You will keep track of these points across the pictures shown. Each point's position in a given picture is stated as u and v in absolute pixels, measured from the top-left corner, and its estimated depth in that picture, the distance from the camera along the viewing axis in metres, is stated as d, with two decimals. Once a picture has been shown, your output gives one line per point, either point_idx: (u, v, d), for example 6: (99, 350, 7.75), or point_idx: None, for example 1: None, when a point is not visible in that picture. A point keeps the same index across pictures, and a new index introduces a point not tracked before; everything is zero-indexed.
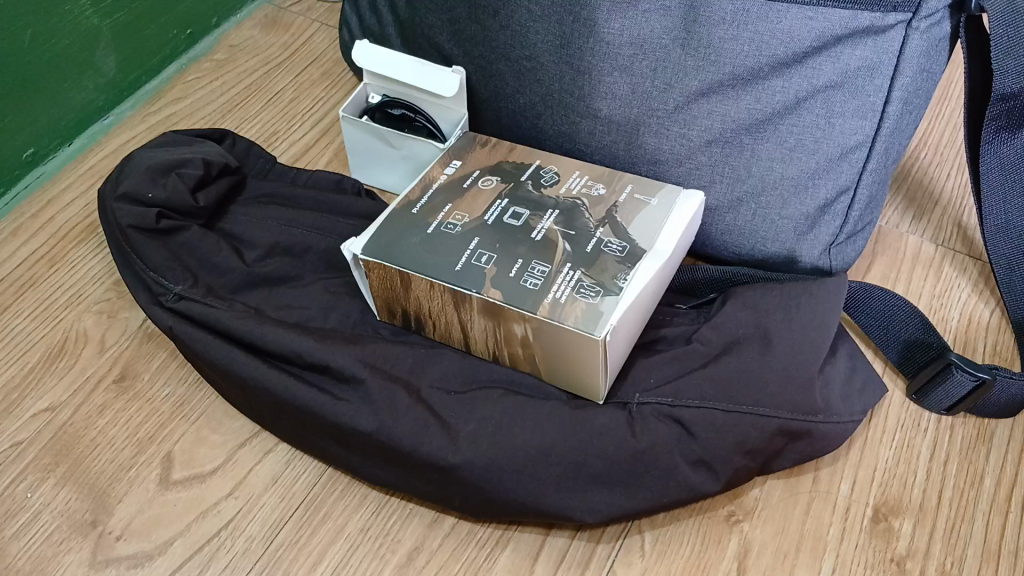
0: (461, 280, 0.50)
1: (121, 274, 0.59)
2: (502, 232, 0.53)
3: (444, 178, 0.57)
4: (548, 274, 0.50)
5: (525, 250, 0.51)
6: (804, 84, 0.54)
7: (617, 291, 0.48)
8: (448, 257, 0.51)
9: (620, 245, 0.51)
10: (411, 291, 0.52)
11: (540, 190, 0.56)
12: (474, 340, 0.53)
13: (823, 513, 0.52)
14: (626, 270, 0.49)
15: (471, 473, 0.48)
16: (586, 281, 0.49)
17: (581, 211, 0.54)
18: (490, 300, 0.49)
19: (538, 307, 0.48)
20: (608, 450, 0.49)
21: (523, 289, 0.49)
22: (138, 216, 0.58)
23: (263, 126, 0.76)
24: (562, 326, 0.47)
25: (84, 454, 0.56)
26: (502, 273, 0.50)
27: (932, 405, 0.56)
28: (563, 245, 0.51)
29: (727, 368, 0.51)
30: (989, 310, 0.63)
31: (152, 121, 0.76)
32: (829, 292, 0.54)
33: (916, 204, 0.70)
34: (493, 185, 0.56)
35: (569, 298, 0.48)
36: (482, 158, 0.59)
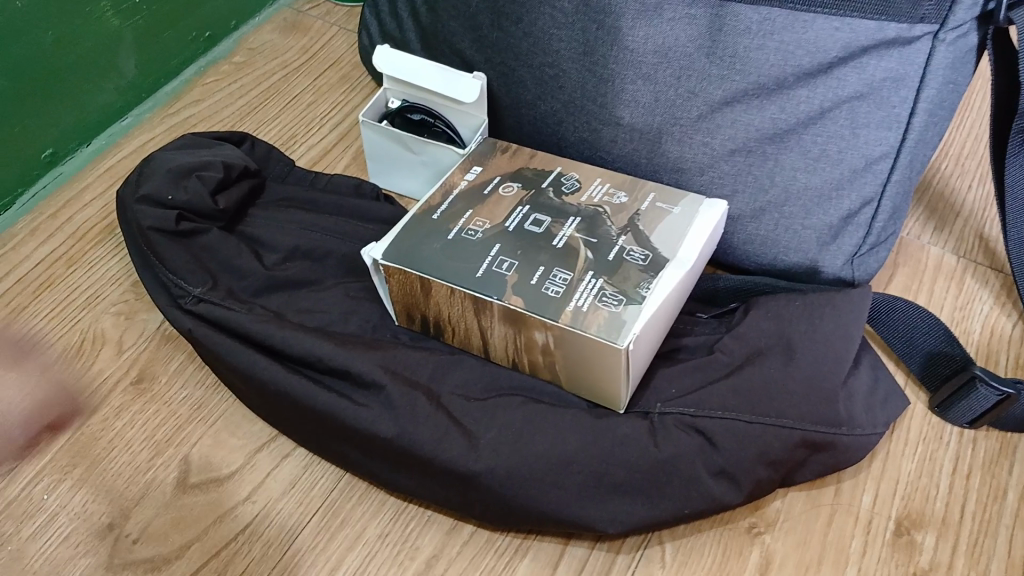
0: (482, 286, 0.50)
1: (143, 278, 0.59)
2: (524, 239, 0.52)
3: (465, 184, 0.57)
4: (570, 281, 0.49)
5: (546, 257, 0.51)
6: (828, 94, 0.53)
7: (639, 299, 0.48)
8: (469, 264, 0.51)
9: (643, 253, 0.51)
10: (431, 297, 0.52)
11: (562, 197, 0.55)
12: (493, 347, 0.53)
13: (846, 525, 0.52)
14: (650, 279, 0.49)
15: (491, 481, 0.48)
16: (608, 290, 0.49)
17: (602, 218, 0.54)
18: (511, 305, 0.49)
19: (560, 315, 0.48)
20: (629, 458, 0.48)
21: (545, 297, 0.49)
22: (158, 218, 0.58)
23: (282, 129, 0.76)
24: (584, 334, 0.47)
25: (100, 456, 0.55)
26: (523, 279, 0.50)
27: (955, 419, 0.55)
28: (585, 253, 0.51)
29: (750, 378, 0.51)
30: (1012, 323, 0.63)
31: (171, 122, 0.76)
32: (852, 303, 0.53)
33: (937, 215, 0.70)
34: (514, 192, 0.56)
35: (592, 306, 0.48)
36: (503, 163, 0.59)
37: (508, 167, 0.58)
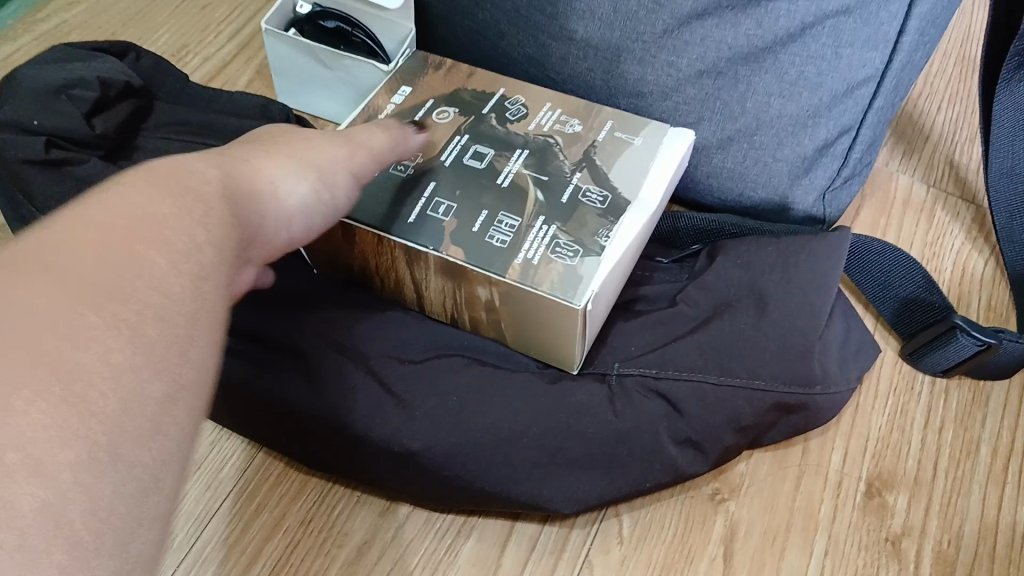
0: (414, 235, 0.42)
1: (15, 223, 0.50)
2: (463, 176, 0.45)
3: (391, 111, 0.49)
4: (518, 228, 0.42)
5: (490, 199, 0.44)
6: (812, 9, 0.46)
7: (598, 251, 0.41)
8: (399, 207, 0.43)
9: (601, 194, 0.44)
10: (355, 245, 0.45)
11: (506, 126, 0.48)
12: (429, 302, 0.46)
13: (814, 488, 0.48)
14: (610, 225, 0.42)
15: (430, 460, 0.42)
16: (562, 239, 0.42)
17: (552, 151, 0.46)
18: (449, 257, 0.42)
19: (507, 270, 0.41)
20: (586, 429, 0.43)
21: (489, 248, 0.42)
22: (22, 146, 0.48)
23: (172, 38, 0.65)
24: (535, 293, 0.40)
25: None
26: (463, 227, 0.43)
27: (927, 367, 0.51)
28: (535, 193, 0.44)
29: (717, 335, 0.45)
30: (985, 261, 0.58)
31: (38, 31, 0.65)
32: (830, 248, 0.47)
33: (905, 141, 0.65)
34: (449, 119, 0.48)
35: (544, 259, 0.41)
36: (435, 84, 0.50)
37: (440, 88, 0.50)
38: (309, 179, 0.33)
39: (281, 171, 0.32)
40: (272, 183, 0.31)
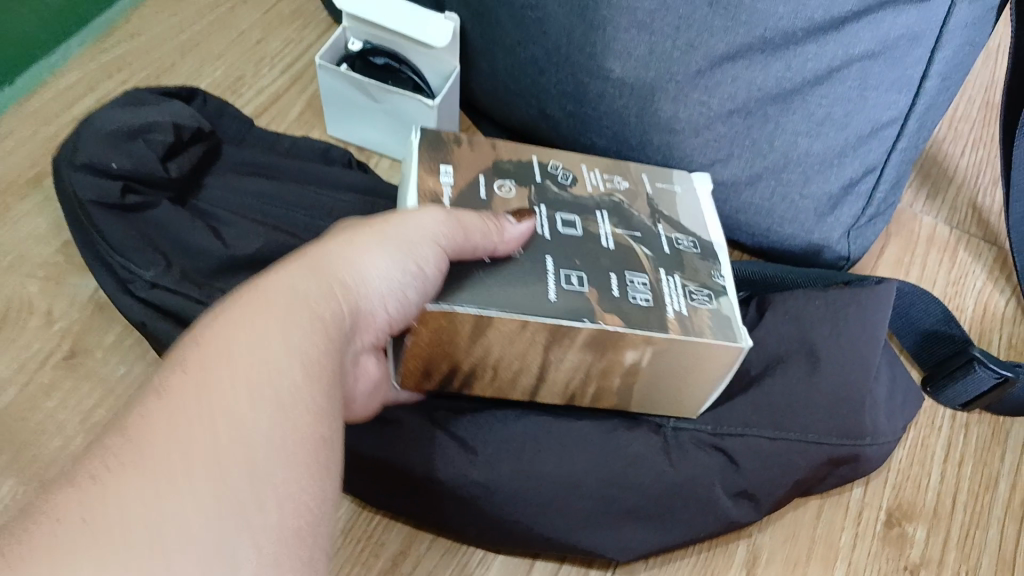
0: (563, 312, 0.39)
1: (86, 258, 0.54)
2: (570, 244, 0.43)
3: (450, 194, 0.44)
4: (650, 283, 0.42)
5: (610, 261, 0.43)
6: (839, 53, 0.48)
7: (723, 290, 0.44)
8: (529, 288, 0.40)
9: (688, 240, 0.47)
10: (477, 344, 0.40)
11: (564, 189, 0.47)
12: (546, 386, 0.44)
13: (835, 518, 0.49)
14: (715, 267, 0.45)
15: (490, 505, 0.44)
16: (690, 286, 0.43)
17: (626, 208, 0.47)
18: (620, 327, 0.40)
19: (669, 327, 0.40)
20: (641, 481, 0.44)
21: (643, 309, 0.41)
22: (101, 190, 0.52)
23: (228, 69, 0.69)
24: (701, 342, 0.41)
25: (28, 441, 0.50)
26: (605, 293, 0.41)
27: (948, 401, 0.53)
28: (640, 249, 0.44)
29: (776, 392, 0.47)
30: (1005, 299, 0.60)
31: (103, 60, 0.68)
32: (879, 300, 0.50)
33: (929, 183, 0.67)
34: (516, 191, 0.46)
35: (690, 308, 0.42)
36: (471, 158, 0.47)
37: (478, 162, 0.46)
38: (359, 258, 0.34)
39: (328, 260, 0.34)
40: (317, 269, 0.33)
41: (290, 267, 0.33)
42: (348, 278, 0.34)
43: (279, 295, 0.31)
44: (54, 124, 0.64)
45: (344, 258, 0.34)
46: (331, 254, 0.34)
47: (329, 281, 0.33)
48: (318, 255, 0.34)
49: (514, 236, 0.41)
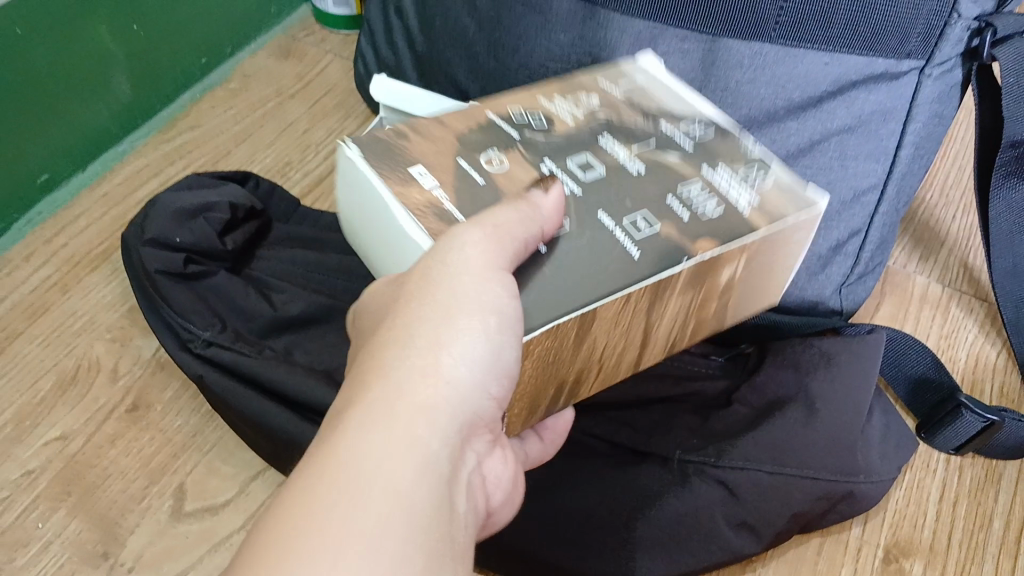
0: (653, 270, 0.37)
1: (149, 319, 0.59)
2: (610, 186, 0.40)
3: (449, 197, 0.38)
4: (706, 186, 0.40)
5: (657, 188, 0.40)
6: (818, 127, 0.54)
7: (767, 163, 0.42)
8: (608, 256, 0.38)
9: (694, 124, 0.43)
10: (583, 342, 0.38)
11: (547, 130, 0.42)
12: (652, 348, 0.42)
13: (836, 554, 0.52)
14: (739, 141, 0.43)
15: (511, 536, 0.50)
16: (742, 171, 0.41)
17: (618, 118, 0.43)
18: (720, 250, 0.38)
19: (755, 223, 0.39)
20: (650, 512, 0.49)
21: (722, 220, 0.39)
22: (166, 260, 0.58)
23: (277, 155, 0.77)
24: (787, 222, 0.40)
25: (94, 484, 0.56)
26: (678, 220, 0.39)
27: (941, 445, 0.57)
28: (673, 152, 0.42)
29: (774, 432, 0.51)
30: (996, 349, 0.64)
31: (166, 148, 0.76)
32: (868, 347, 0.54)
33: (922, 244, 0.71)
34: (508, 160, 0.41)
35: (760, 190, 0.40)
36: (435, 149, 0.41)
37: (446, 145, 0.41)
38: (429, 367, 0.33)
39: (398, 385, 0.32)
40: (393, 404, 0.32)
41: (362, 409, 0.32)
42: (429, 398, 0.33)
43: (368, 451, 0.30)
44: (123, 205, 0.72)
45: (415, 374, 0.33)
46: (396, 374, 0.33)
47: (415, 412, 0.32)
48: (385, 382, 0.32)
49: (551, 207, 0.37)
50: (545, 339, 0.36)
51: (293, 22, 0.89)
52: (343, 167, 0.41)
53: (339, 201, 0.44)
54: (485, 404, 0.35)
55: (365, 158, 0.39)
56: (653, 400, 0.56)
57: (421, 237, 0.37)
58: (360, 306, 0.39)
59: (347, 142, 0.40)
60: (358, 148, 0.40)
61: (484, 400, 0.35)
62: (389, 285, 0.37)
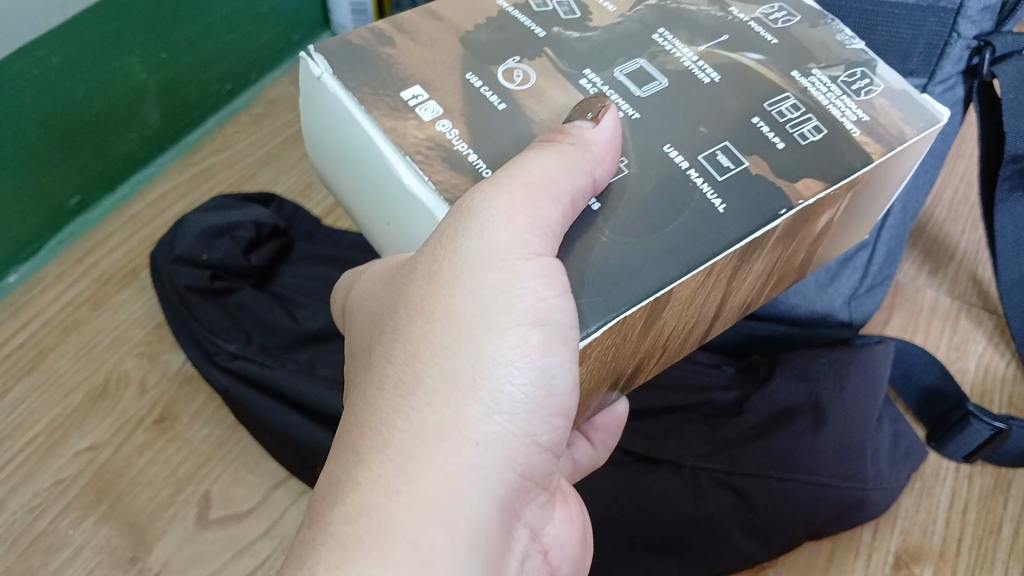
0: (742, 222, 0.34)
1: (177, 334, 0.62)
2: (683, 96, 0.37)
3: (459, 133, 0.35)
4: (801, 101, 0.37)
5: (740, 103, 0.37)
6: None
7: (868, 61, 0.39)
8: (685, 208, 0.34)
9: (769, 7, 0.42)
10: (659, 318, 0.34)
11: (583, 28, 0.40)
12: (723, 313, 0.39)
13: (846, 560, 0.55)
14: (831, 31, 0.41)
15: None
16: (841, 76, 0.39)
17: (674, 7, 0.41)
18: (831, 188, 0.35)
19: (869, 154, 0.36)
20: (661, 517, 0.51)
21: (826, 144, 0.36)
22: (193, 276, 0.60)
23: (300, 177, 0.80)
24: (906, 143, 0.37)
25: (124, 492, 0.60)
26: (774, 145, 0.36)
27: (950, 453, 0.58)
28: (751, 53, 0.39)
29: (784, 440, 0.52)
30: (1005, 361, 0.65)
31: (193, 171, 0.79)
32: (876, 357, 0.55)
33: (932, 258, 0.72)
34: (531, 75, 0.38)
35: (866, 103, 0.38)
36: (433, 59, 0.38)
37: (449, 53, 0.38)
38: (462, 401, 0.31)
39: (429, 424, 0.31)
40: (424, 450, 0.30)
41: (393, 453, 0.31)
42: (463, 437, 0.31)
43: (398, 502, 0.30)
44: (150, 226, 0.75)
45: (448, 412, 0.31)
46: (427, 409, 0.31)
47: (449, 459, 0.30)
48: (414, 421, 0.31)
49: (605, 144, 0.33)
50: (606, 337, 0.32)
51: None
52: (313, 90, 0.38)
53: (308, 128, 0.41)
54: (538, 434, 0.33)
55: (349, 89, 0.36)
56: (667, 409, 0.57)
57: (427, 193, 0.34)
58: (365, 281, 0.38)
59: (315, 59, 0.37)
60: (329, 66, 0.37)
61: (533, 428, 0.32)
62: (405, 268, 0.34)
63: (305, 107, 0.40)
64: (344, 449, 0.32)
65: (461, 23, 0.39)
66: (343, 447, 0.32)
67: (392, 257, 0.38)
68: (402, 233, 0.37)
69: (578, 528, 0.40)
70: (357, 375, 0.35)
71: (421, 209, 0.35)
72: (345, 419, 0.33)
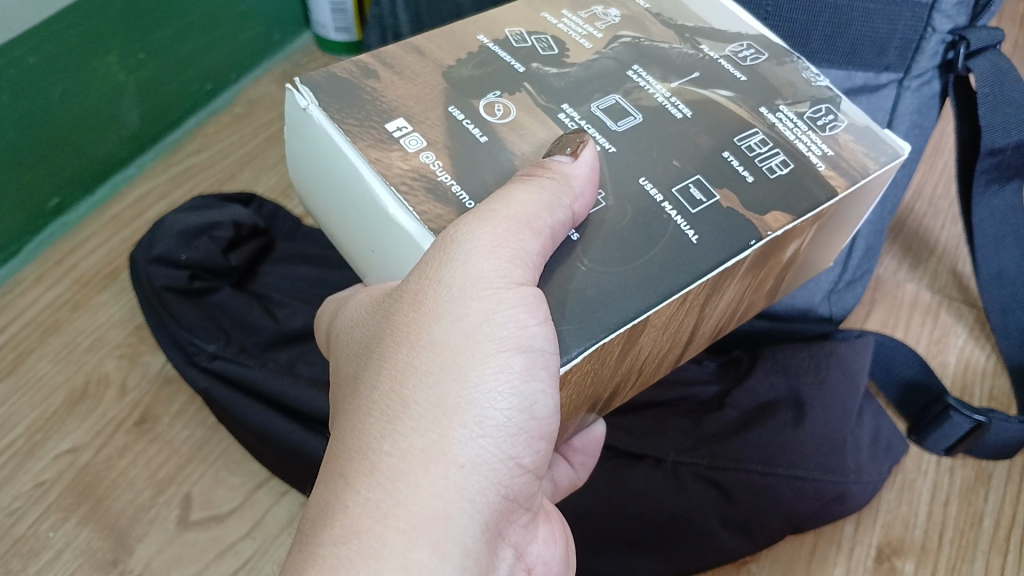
0: (714, 256, 0.34)
1: (157, 335, 0.61)
2: (656, 134, 0.37)
3: (442, 165, 0.35)
4: (768, 136, 0.38)
5: (711, 138, 0.37)
6: None
7: (833, 97, 0.40)
8: (658, 243, 0.34)
9: (738, 45, 0.42)
10: (632, 350, 0.34)
11: (561, 64, 0.40)
12: (696, 339, 0.40)
13: (828, 554, 0.55)
14: (798, 69, 0.42)
15: None
16: (806, 112, 0.39)
17: (648, 45, 0.42)
18: (799, 221, 0.36)
19: (835, 188, 0.37)
20: (642, 512, 0.52)
21: (794, 178, 0.36)
22: (172, 276, 0.59)
23: (280, 177, 0.80)
24: (869, 177, 0.38)
25: (104, 494, 0.59)
26: (744, 180, 0.36)
27: (932, 447, 0.58)
28: (721, 91, 0.40)
29: (764, 434, 0.52)
30: (986, 355, 0.66)
31: (174, 172, 0.78)
32: (855, 350, 0.55)
33: (912, 252, 0.72)
34: (513, 108, 0.38)
35: (831, 139, 0.38)
36: (416, 91, 0.38)
37: (431, 87, 0.38)
38: (448, 426, 0.31)
39: (417, 448, 0.30)
40: (412, 473, 0.30)
41: (381, 477, 0.30)
42: (450, 460, 0.30)
43: (386, 525, 0.29)
44: (130, 227, 0.74)
45: (435, 435, 0.30)
46: (414, 433, 0.30)
47: (437, 482, 0.30)
48: (401, 445, 0.30)
49: (583, 179, 0.34)
50: (585, 362, 0.32)
51: (295, 49, 0.90)
52: (299, 120, 0.38)
53: (291, 153, 0.40)
54: (521, 457, 0.32)
55: (335, 120, 0.36)
56: (649, 406, 0.58)
57: (413, 225, 0.34)
58: (350, 311, 0.39)
59: (302, 90, 0.37)
60: (315, 98, 0.37)
61: (517, 452, 0.32)
62: (388, 297, 0.34)
63: (290, 137, 0.40)
64: (330, 474, 0.31)
65: (443, 58, 0.40)
66: (330, 472, 0.31)
67: (379, 285, 0.37)
68: (385, 264, 0.37)
69: (561, 547, 0.40)
70: (343, 401, 0.34)
71: (406, 241, 0.34)
72: (332, 445, 0.33)
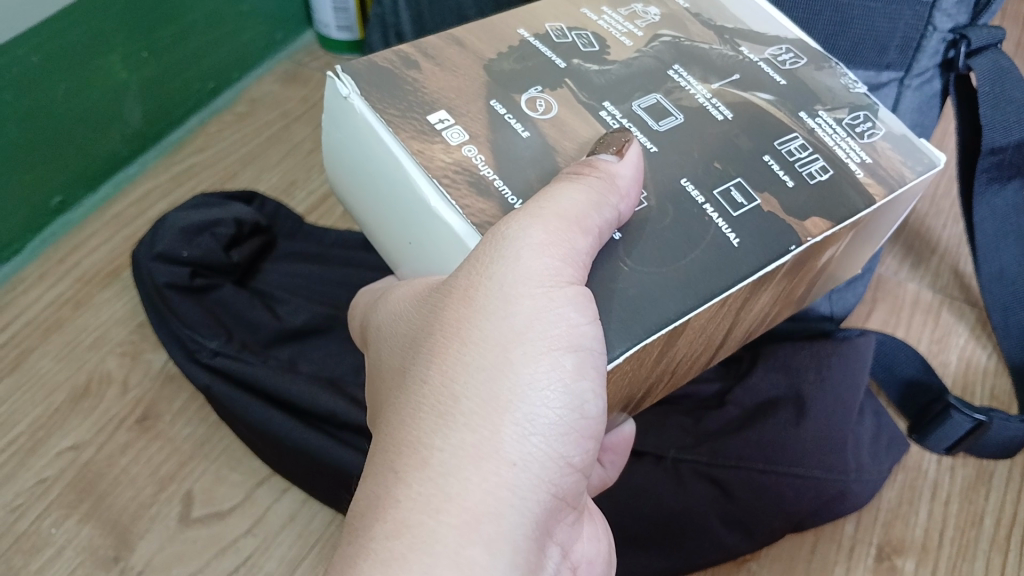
0: (753, 262, 0.34)
1: (160, 333, 0.61)
2: (697, 135, 0.37)
3: (484, 159, 0.35)
4: (808, 141, 0.38)
5: (752, 140, 0.37)
6: None
7: (871, 105, 0.40)
8: (698, 247, 0.34)
9: (777, 48, 0.42)
10: (667, 352, 0.34)
11: (601, 61, 0.40)
12: (728, 342, 0.40)
13: (829, 552, 0.55)
14: (836, 75, 0.42)
15: None
16: (845, 119, 0.39)
17: (688, 45, 0.42)
18: (836, 227, 0.36)
19: (873, 196, 0.37)
20: (643, 510, 0.52)
21: (832, 184, 0.36)
22: (173, 274, 0.59)
23: (282, 176, 0.80)
24: (906, 186, 0.38)
25: (106, 491, 0.59)
26: (781, 183, 0.36)
27: (932, 445, 0.58)
28: (760, 93, 0.40)
29: (765, 433, 0.52)
30: (987, 354, 0.66)
31: (175, 170, 0.78)
32: (857, 351, 0.55)
33: (914, 252, 0.72)
34: (554, 104, 0.38)
35: (872, 148, 0.38)
36: (456, 84, 0.38)
37: (471, 80, 0.38)
38: (500, 423, 0.31)
39: (468, 444, 0.30)
40: (462, 469, 0.30)
41: (431, 472, 0.30)
42: (501, 457, 0.30)
43: (438, 521, 0.29)
44: (132, 225, 0.75)
45: (487, 432, 0.31)
46: (465, 429, 0.31)
47: (489, 479, 0.30)
48: (451, 441, 0.31)
49: (629, 179, 0.34)
50: (626, 363, 0.32)
51: (297, 48, 0.90)
52: (338, 109, 0.38)
53: (327, 145, 0.41)
54: (570, 456, 0.32)
55: (377, 110, 0.36)
56: None
57: (459, 221, 0.34)
58: (391, 303, 0.39)
59: (342, 78, 0.37)
60: (357, 86, 0.37)
61: (567, 450, 0.32)
62: (435, 293, 0.34)
63: (327, 125, 0.40)
64: (379, 468, 0.31)
65: (484, 50, 0.40)
66: (378, 466, 0.32)
67: (420, 280, 0.37)
68: (426, 257, 0.37)
69: (604, 547, 0.39)
70: (389, 397, 0.35)
71: (451, 236, 0.35)
72: (379, 439, 0.33)
